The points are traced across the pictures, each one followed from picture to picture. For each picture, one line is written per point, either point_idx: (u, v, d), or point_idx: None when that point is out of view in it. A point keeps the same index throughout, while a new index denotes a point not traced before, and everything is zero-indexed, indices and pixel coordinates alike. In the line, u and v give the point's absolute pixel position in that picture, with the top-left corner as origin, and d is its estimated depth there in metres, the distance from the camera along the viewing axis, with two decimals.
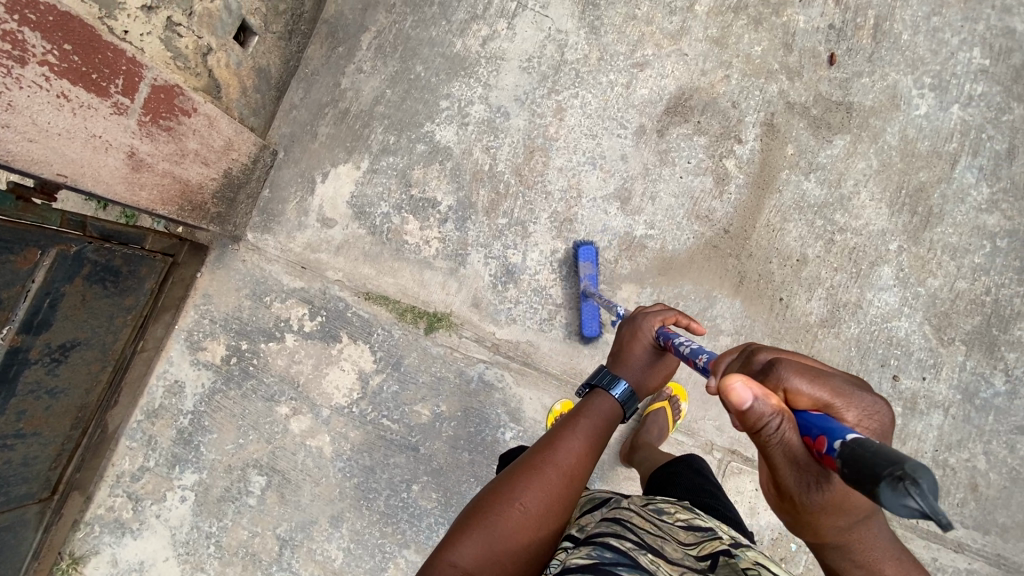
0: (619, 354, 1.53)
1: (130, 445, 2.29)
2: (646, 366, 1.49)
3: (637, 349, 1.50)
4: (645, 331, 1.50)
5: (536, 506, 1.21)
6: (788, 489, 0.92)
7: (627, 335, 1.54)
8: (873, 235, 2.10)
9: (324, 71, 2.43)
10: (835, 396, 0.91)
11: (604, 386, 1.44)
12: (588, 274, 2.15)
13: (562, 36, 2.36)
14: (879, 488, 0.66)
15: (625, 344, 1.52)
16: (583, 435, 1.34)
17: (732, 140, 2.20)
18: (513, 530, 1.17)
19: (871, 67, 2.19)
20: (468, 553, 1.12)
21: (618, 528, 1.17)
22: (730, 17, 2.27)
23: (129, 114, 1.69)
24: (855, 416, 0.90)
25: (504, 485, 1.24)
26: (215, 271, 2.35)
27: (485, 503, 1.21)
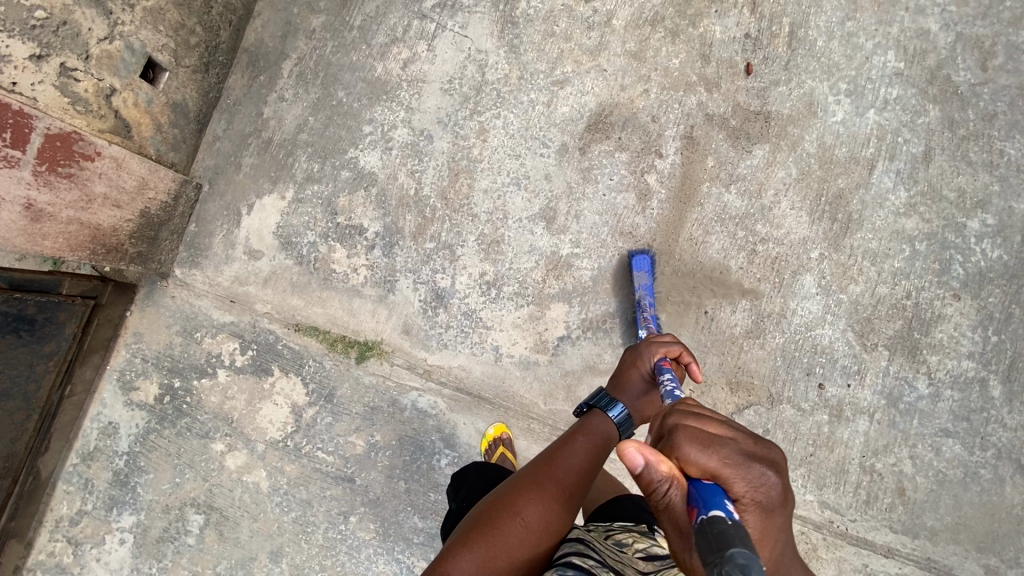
0: (617, 380, 1.54)
1: (68, 489, 2.27)
2: (644, 396, 1.51)
3: (634, 376, 1.52)
4: (645, 360, 1.53)
5: (538, 522, 1.21)
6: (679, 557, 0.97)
7: (627, 361, 1.57)
8: (794, 244, 2.10)
9: (246, 101, 2.40)
10: (722, 468, 0.92)
11: (601, 407, 1.45)
12: (644, 284, 2.06)
13: (482, 56, 2.34)
14: None
15: (624, 369, 1.55)
16: (584, 452, 1.35)
17: (653, 154, 2.19)
18: (514, 545, 1.17)
19: (787, 75, 2.19)
20: (467, 568, 1.13)
21: (584, 545, 1.20)
22: (647, 30, 2.27)
23: (21, 165, 1.71)
24: (740, 488, 0.91)
25: (507, 497, 1.25)
26: (145, 309, 2.32)
27: (488, 519, 1.21)
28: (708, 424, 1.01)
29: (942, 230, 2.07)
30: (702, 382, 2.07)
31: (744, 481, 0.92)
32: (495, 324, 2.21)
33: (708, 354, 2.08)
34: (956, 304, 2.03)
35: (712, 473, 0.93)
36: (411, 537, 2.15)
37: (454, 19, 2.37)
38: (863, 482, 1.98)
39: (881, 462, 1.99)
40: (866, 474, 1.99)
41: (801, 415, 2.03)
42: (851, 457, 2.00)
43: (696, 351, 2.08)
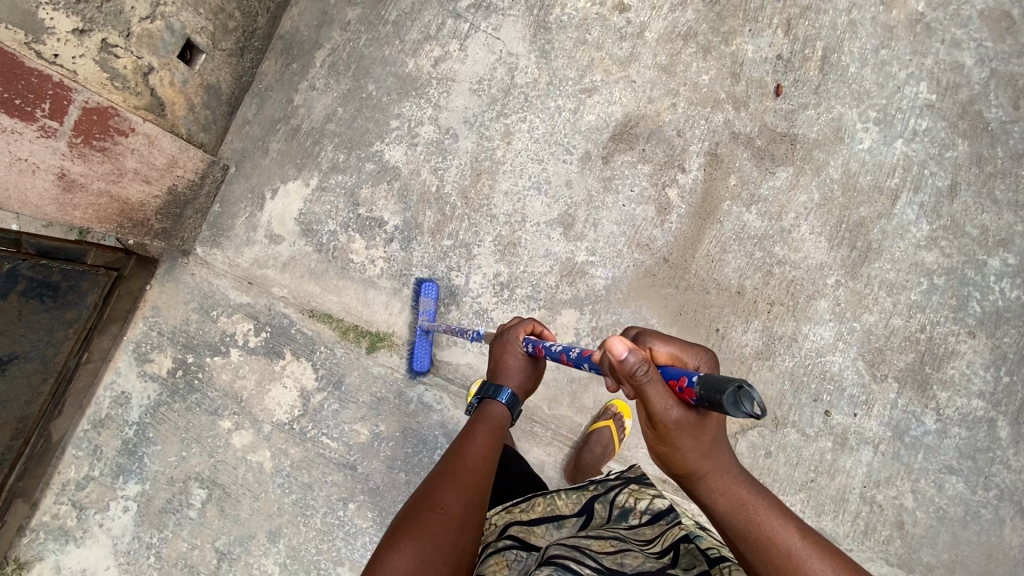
0: (494, 367, 1.61)
1: (76, 454, 2.32)
2: (522, 374, 1.58)
3: (509, 358, 1.58)
4: (514, 343, 1.59)
5: (456, 506, 1.20)
6: (658, 421, 1.14)
7: (498, 349, 1.61)
8: (811, 269, 2.09)
9: (278, 87, 2.43)
10: (682, 349, 1.21)
11: (491, 395, 1.53)
12: (427, 310, 2.21)
13: (513, 59, 2.36)
14: (725, 397, 0.97)
15: (497, 358, 1.60)
16: (485, 437, 1.41)
17: (676, 168, 2.20)
18: (441, 529, 1.14)
19: (817, 99, 2.19)
20: (400, 563, 1.07)
21: (581, 552, 1.15)
22: (679, 45, 2.27)
23: (58, 136, 1.72)
24: (698, 362, 1.20)
25: (421, 497, 1.23)
26: (165, 283, 2.37)
27: (407, 517, 1.18)
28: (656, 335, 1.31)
29: (962, 266, 2.06)
30: None
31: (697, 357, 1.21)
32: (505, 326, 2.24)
33: None
34: (970, 342, 2.02)
35: (675, 355, 1.22)
36: None
37: (488, 21, 2.40)
38: (863, 513, 1.97)
39: (882, 493, 1.99)
40: (867, 504, 1.98)
41: (805, 440, 2.03)
42: (852, 486, 2.00)
43: None
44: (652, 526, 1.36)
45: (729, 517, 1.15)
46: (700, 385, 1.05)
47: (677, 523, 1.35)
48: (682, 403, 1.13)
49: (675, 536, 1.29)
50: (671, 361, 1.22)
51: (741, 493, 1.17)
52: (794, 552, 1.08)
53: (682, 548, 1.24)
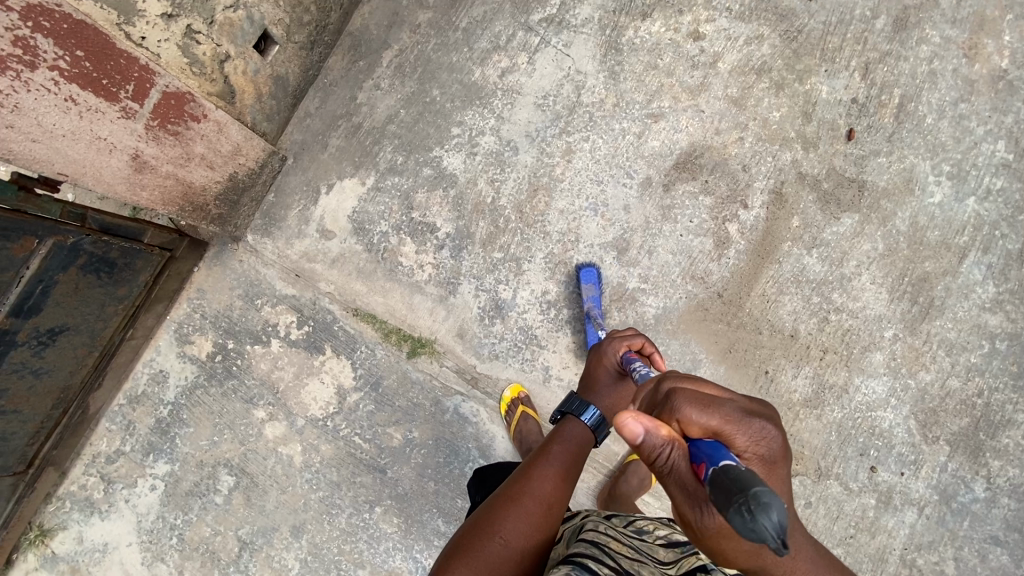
0: (588, 381, 1.69)
1: (109, 427, 2.33)
2: (613, 391, 1.62)
3: (601, 373, 1.65)
4: (608, 356, 1.65)
5: (516, 536, 1.30)
6: (684, 516, 1.06)
7: (594, 362, 1.69)
8: (868, 320, 2.06)
9: (342, 83, 2.44)
10: (724, 424, 1.03)
11: (574, 412, 1.58)
12: (592, 297, 2.14)
13: (581, 77, 2.34)
14: (732, 516, 0.81)
15: (592, 369, 1.69)
16: (557, 463, 1.46)
17: (738, 204, 2.17)
18: (496, 559, 1.26)
19: (890, 147, 2.14)
20: None
21: (598, 553, 1.25)
22: (752, 78, 2.24)
23: (137, 118, 1.69)
24: (743, 441, 1.03)
25: (484, 517, 1.35)
26: (212, 267, 2.37)
27: (473, 530, 1.32)
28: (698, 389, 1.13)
29: None
30: None
31: (743, 435, 1.03)
32: (549, 345, 2.22)
33: None
34: None
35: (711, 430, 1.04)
36: (431, 538, 2.18)
37: (559, 36, 2.38)
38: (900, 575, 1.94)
39: (923, 557, 1.95)
40: (906, 567, 1.94)
41: (847, 494, 1.99)
42: (892, 546, 1.96)
43: None
44: (671, 546, 1.38)
45: None
46: (712, 481, 0.91)
47: (694, 551, 1.34)
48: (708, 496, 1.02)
49: (692, 565, 1.29)
50: (710, 435, 1.04)
51: None
52: None
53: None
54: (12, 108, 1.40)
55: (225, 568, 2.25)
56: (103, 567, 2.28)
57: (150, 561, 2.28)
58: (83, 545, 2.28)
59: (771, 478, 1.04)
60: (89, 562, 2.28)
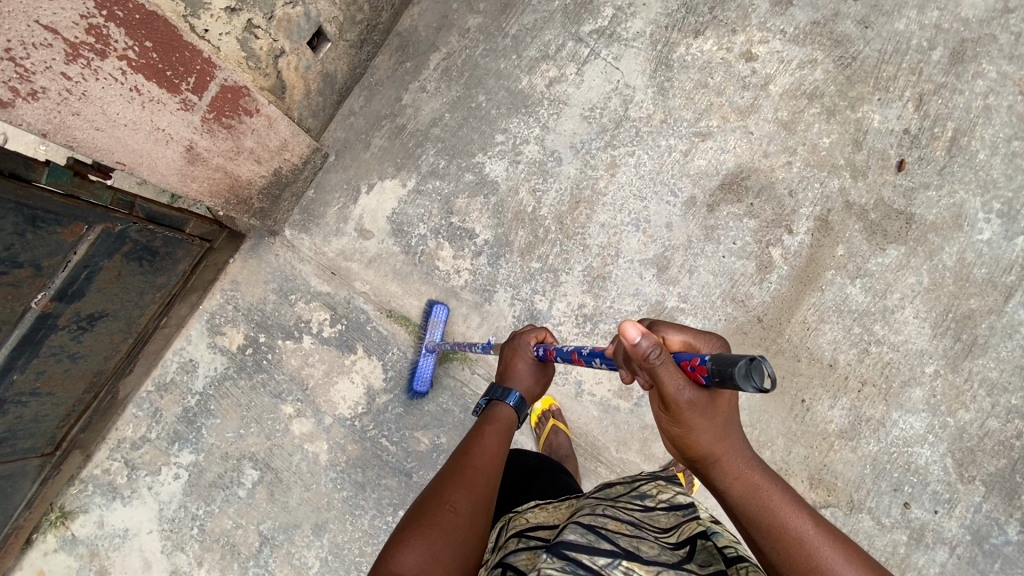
0: (502, 371, 1.54)
1: (136, 413, 2.32)
2: (532, 379, 1.51)
3: (519, 362, 1.52)
4: (524, 347, 1.53)
5: (467, 505, 1.15)
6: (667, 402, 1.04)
7: (508, 353, 1.56)
8: (909, 354, 2.04)
9: (388, 83, 2.43)
10: (696, 335, 1.12)
11: (499, 397, 1.45)
12: (435, 331, 2.21)
13: (629, 91, 2.33)
14: (738, 370, 0.87)
15: (507, 361, 1.54)
16: (495, 438, 1.33)
17: (782, 229, 2.15)
18: (449, 530, 1.10)
19: (940, 180, 2.13)
20: (410, 559, 1.04)
21: (590, 535, 1.00)
22: (803, 103, 2.23)
23: (195, 110, 1.68)
24: (711, 349, 1.11)
25: (428, 493, 1.18)
26: (248, 259, 2.36)
27: (417, 513, 1.14)
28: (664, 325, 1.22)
29: None
30: (783, 470, 2.02)
31: (710, 343, 1.12)
32: None
33: (795, 444, 2.03)
34: None
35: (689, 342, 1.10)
36: None
37: (609, 49, 2.36)
38: None
39: None
40: None
41: (879, 529, 1.97)
42: None
43: (783, 437, 2.04)
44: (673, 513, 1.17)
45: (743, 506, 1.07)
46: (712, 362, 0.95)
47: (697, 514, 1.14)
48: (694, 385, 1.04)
49: (693, 530, 1.10)
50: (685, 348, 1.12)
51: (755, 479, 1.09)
52: (806, 539, 1.00)
53: (698, 545, 1.06)
54: (80, 96, 1.39)
55: (244, 562, 2.25)
56: (122, 553, 2.27)
57: (170, 550, 2.27)
58: (104, 530, 2.28)
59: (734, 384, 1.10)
60: (108, 546, 2.28)
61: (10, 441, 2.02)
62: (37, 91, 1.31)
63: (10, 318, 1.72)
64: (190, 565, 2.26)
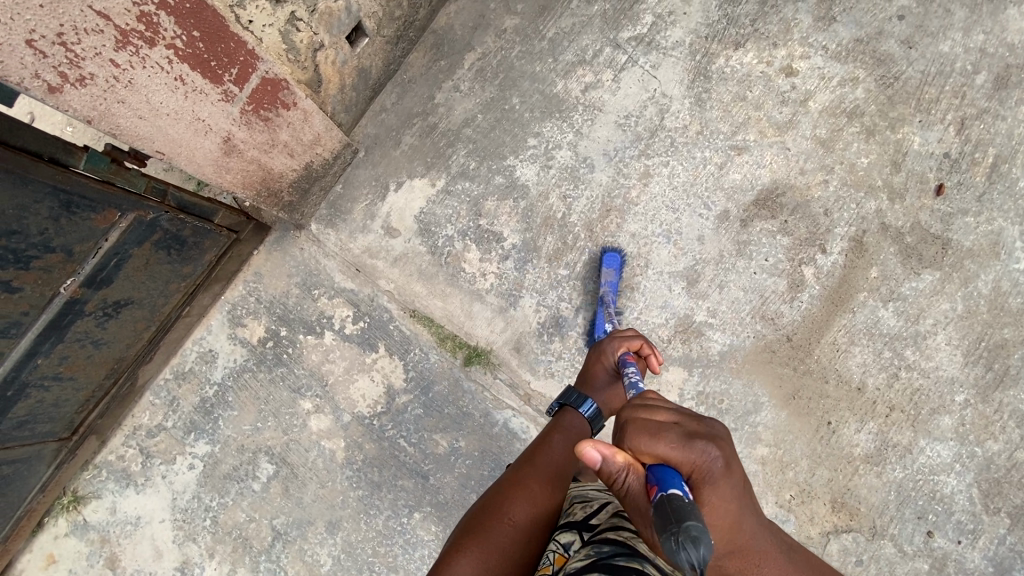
0: (585, 377, 1.64)
1: (153, 401, 2.31)
2: (609, 389, 1.60)
3: (599, 371, 1.62)
4: (608, 353, 1.62)
5: (525, 517, 1.27)
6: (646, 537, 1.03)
7: (593, 357, 1.66)
8: (940, 381, 2.02)
9: (421, 81, 2.40)
10: (673, 451, 0.99)
11: (573, 404, 1.55)
12: (609, 281, 2.15)
13: (666, 101, 2.30)
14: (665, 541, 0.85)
15: (590, 368, 1.65)
16: (559, 451, 1.44)
17: (816, 248, 2.13)
18: (507, 541, 1.21)
19: (979, 207, 2.10)
20: (465, 568, 1.16)
21: (620, 516, 1.14)
22: (842, 121, 2.20)
23: (235, 101, 1.66)
24: (689, 466, 0.98)
25: (492, 504, 1.31)
26: (272, 252, 2.34)
27: (475, 525, 1.27)
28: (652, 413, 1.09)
29: None
30: (805, 492, 2.00)
31: (688, 458, 0.98)
32: None
33: (820, 467, 2.01)
34: None
35: (666, 457, 1.00)
36: None
37: (647, 57, 2.33)
38: None
39: None
40: None
41: (901, 557, 1.95)
42: None
43: (807, 459, 2.02)
44: None
45: None
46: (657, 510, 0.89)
47: None
48: None
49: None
50: (661, 461, 1.00)
51: None
52: None
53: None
54: (126, 84, 1.38)
55: (256, 556, 2.23)
56: (133, 541, 2.26)
57: (181, 540, 2.26)
58: (116, 516, 2.26)
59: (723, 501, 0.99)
60: (119, 534, 2.26)
61: (28, 425, 2.00)
62: (85, 77, 1.30)
63: (39, 303, 1.70)
64: (201, 556, 2.24)
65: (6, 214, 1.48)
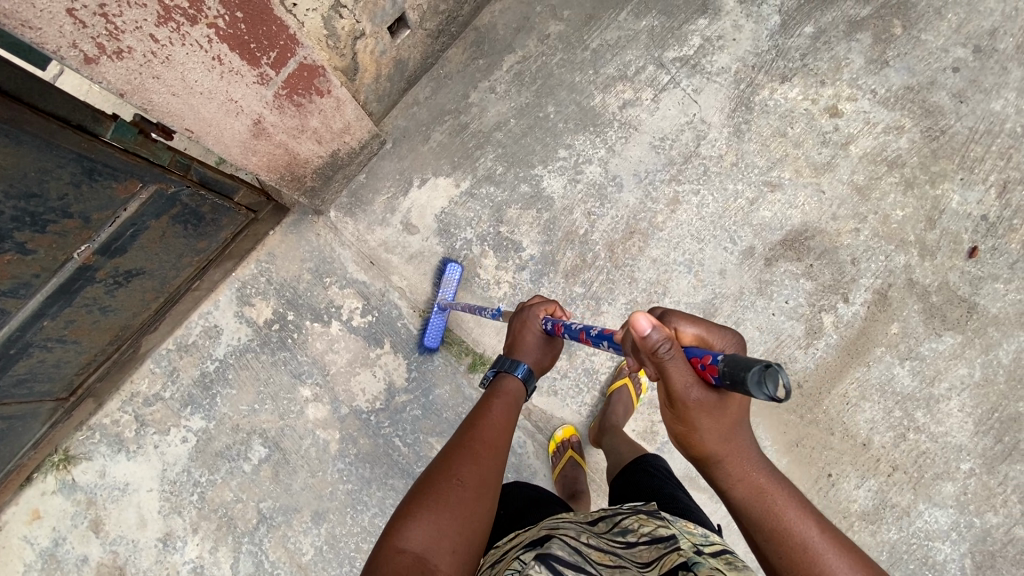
0: (509, 343, 1.56)
1: (153, 369, 2.29)
2: (541, 350, 1.54)
3: (528, 335, 1.53)
4: (531, 321, 1.54)
5: (474, 476, 1.17)
6: (676, 400, 1.04)
7: (517, 326, 1.57)
8: (947, 447, 1.98)
9: (458, 78, 2.35)
10: (709, 329, 1.09)
11: (506, 369, 1.48)
12: (448, 289, 2.20)
13: (704, 127, 2.24)
14: (750, 377, 0.87)
15: (515, 334, 1.55)
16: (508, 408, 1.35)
17: (839, 296, 2.09)
18: (457, 501, 1.12)
19: (1010, 274, 2.06)
20: (416, 535, 1.05)
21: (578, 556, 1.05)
22: (882, 169, 2.15)
23: (270, 85, 1.62)
24: (725, 344, 1.08)
25: (436, 465, 1.20)
26: (288, 234, 2.32)
27: (419, 490, 1.15)
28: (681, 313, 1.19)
29: None
30: None
31: (722, 338, 1.09)
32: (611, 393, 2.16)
33: None
34: None
35: (700, 336, 1.09)
36: None
37: (690, 80, 2.27)
38: None
39: None
40: None
41: None
42: None
43: None
44: (652, 547, 1.16)
45: (744, 507, 1.08)
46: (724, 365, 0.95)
47: (678, 546, 1.12)
48: (704, 381, 1.03)
49: (674, 562, 1.07)
50: (698, 341, 1.09)
51: (757, 478, 1.08)
52: (810, 544, 1.01)
53: None
54: (163, 60, 1.35)
55: (239, 537, 2.22)
56: (119, 506, 2.25)
57: (167, 512, 2.25)
58: (104, 480, 2.26)
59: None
60: (106, 498, 2.26)
61: (27, 383, 1.99)
62: (123, 50, 1.26)
63: (50, 266, 1.68)
64: (185, 531, 2.24)
65: (28, 176, 1.46)
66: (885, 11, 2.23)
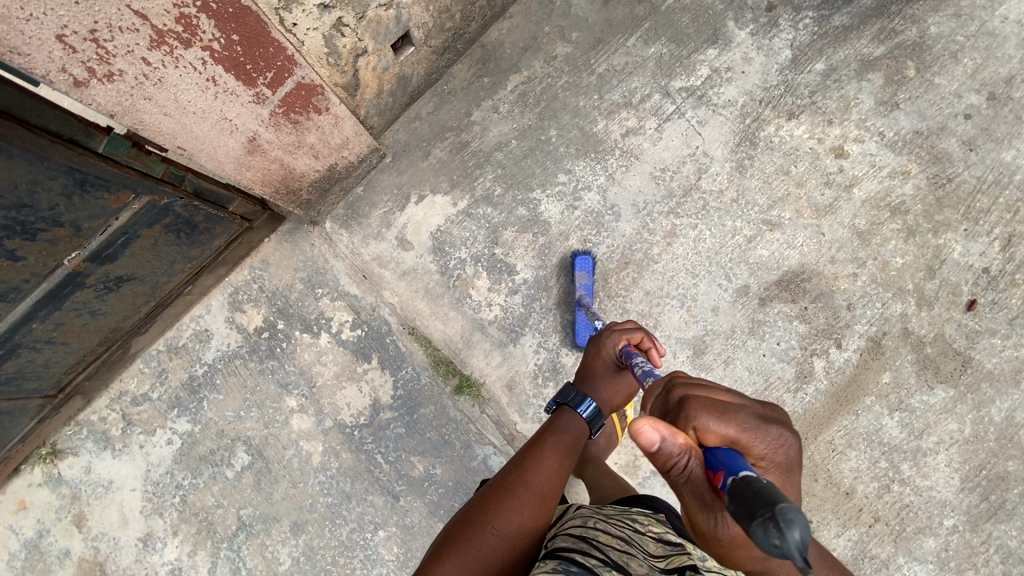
0: (584, 371, 1.58)
1: (143, 369, 2.30)
2: (610, 384, 1.54)
3: (600, 365, 1.55)
4: (607, 347, 1.55)
5: (510, 525, 1.21)
6: (697, 523, 1.00)
7: (592, 352, 1.59)
8: (931, 502, 1.96)
9: (461, 95, 2.33)
10: (740, 433, 0.98)
11: (571, 404, 1.49)
12: (583, 284, 2.13)
13: (706, 160, 2.21)
14: (753, 527, 0.75)
15: (590, 360, 1.58)
16: (553, 455, 1.38)
17: (832, 341, 2.06)
18: (490, 550, 1.16)
19: (1008, 329, 2.02)
20: None
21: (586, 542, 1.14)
22: (884, 214, 2.11)
23: (266, 104, 1.61)
24: (760, 451, 0.98)
25: (475, 508, 1.25)
26: (283, 243, 2.31)
27: (455, 531, 1.20)
28: (711, 393, 1.07)
29: None
30: None
31: (761, 444, 0.99)
32: None
33: None
34: None
35: (728, 437, 0.98)
36: None
37: (696, 111, 2.24)
38: None
39: None
40: None
41: None
42: None
43: None
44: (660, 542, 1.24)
45: None
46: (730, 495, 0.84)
47: (685, 549, 1.21)
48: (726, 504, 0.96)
49: (681, 561, 1.16)
50: (726, 443, 0.99)
51: None
52: None
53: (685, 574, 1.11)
54: (156, 82, 1.35)
55: (217, 542, 2.24)
56: (102, 503, 2.27)
57: (148, 512, 2.26)
58: (89, 476, 2.28)
59: (783, 486, 1.00)
60: (90, 494, 2.27)
61: (16, 380, 2.00)
62: (114, 73, 1.27)
63: (40, 272, 1.69)
64: (165, 532, 2.25)
65: (19, 188, 1.46)
66: (899, 52, 2.19)
